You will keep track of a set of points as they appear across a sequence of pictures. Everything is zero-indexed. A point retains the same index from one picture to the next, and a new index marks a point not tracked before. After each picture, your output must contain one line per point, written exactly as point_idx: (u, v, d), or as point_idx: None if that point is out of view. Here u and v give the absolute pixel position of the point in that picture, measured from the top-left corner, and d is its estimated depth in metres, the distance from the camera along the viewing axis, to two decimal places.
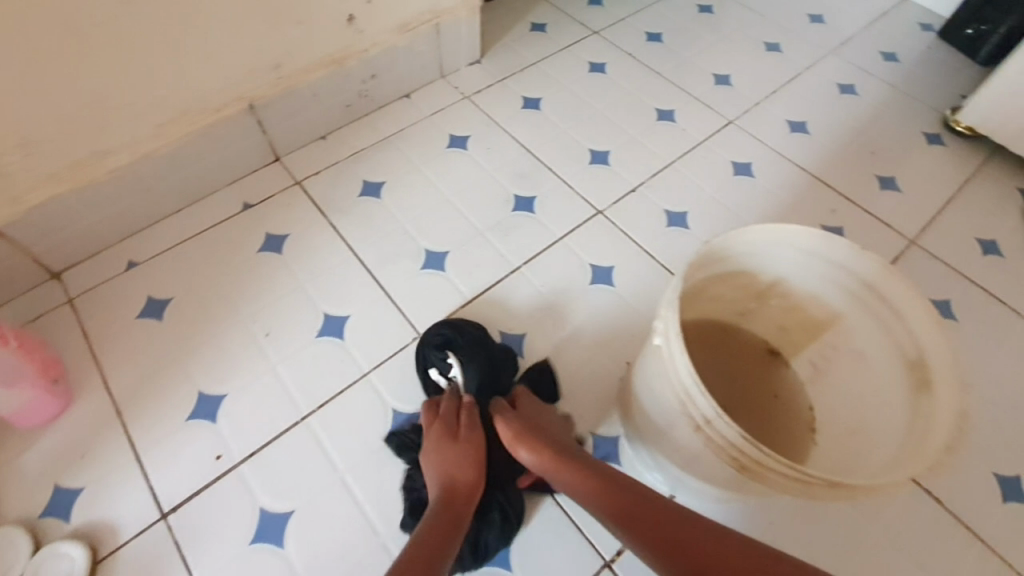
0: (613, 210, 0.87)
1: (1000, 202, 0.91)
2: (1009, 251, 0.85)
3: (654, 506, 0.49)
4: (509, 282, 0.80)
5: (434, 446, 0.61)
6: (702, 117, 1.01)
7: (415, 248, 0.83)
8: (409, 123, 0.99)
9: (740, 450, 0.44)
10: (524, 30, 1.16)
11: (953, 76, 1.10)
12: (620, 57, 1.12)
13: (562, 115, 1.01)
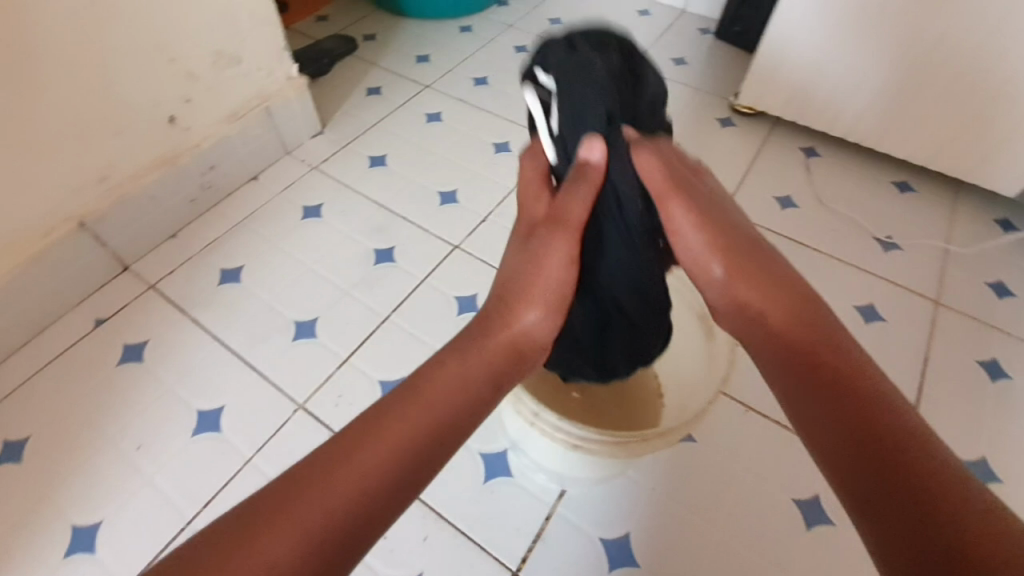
0: (468, 242, 0.95)
1: (786, 163, 1.08)
2: (800, 201, 1.01)
3: (828, 353, 0.39)
4: (379, 328, 0.83)
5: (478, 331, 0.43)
6: (534, 142, 1.12)
7: (283, 321, 0.84)
8: (261, 203, 1.01)
9: (564, 432, 0.51)
10: (360, 96, 1.24)
11: (732, 67, 1.30)
12: (452, 103, 1.22)
13: (408, 166, 1.08)
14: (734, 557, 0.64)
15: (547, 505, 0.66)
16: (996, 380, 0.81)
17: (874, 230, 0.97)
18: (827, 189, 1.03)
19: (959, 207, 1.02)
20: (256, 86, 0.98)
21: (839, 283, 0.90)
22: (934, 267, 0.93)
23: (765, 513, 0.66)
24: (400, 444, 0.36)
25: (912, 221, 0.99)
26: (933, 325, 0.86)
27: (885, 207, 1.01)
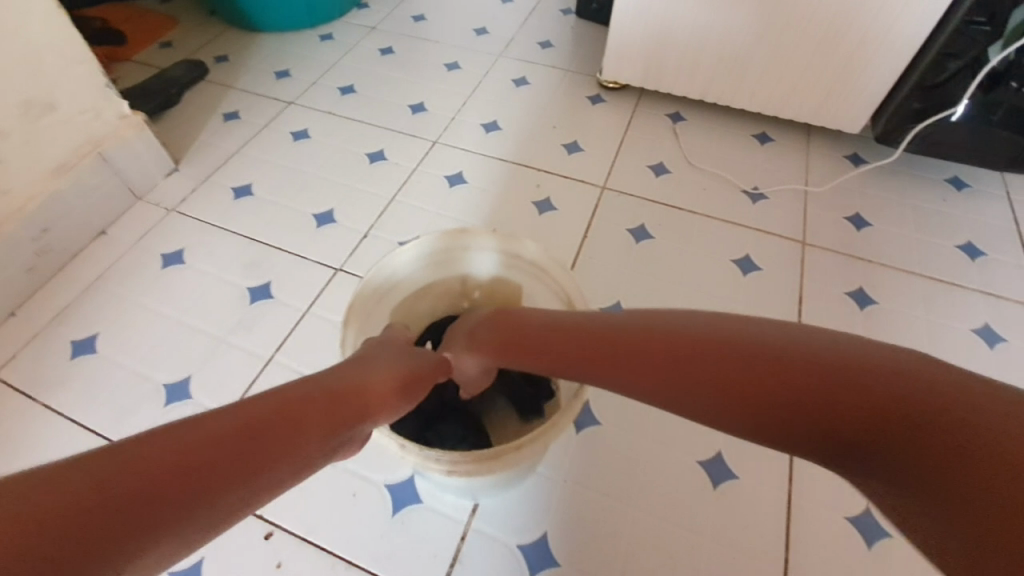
0: (350, 263, 0.91)
1: (657, 131, 1.11)
2: (673, 167, 1.05)
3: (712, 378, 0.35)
4: (264, 374, 0.78)
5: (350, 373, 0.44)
6: (409, 147, 1.09)
7: (151, 386, 0.76)
8: (114, 258, 0.91)
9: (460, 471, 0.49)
10: (217, 123, 1.14)
11: (598, 44, 1.31)
12: (319, 117, 1.15)
13: (278, 192, 1.01)
14: (646, 527, 0.66)
15: (461, 524, 0.66)
16: (862, 307, 0.88)
17: (742, 184, 1.02)
18: (695, 151, 1.08)
19: (814, 150, 1.09)
20: (84, 131, 0.88)
21: (716, 241, 0.94)
22: (798, 210, 0.99)
23: (670, 479, 0.69)
24: (265, 413, 0.35)
25: (775, 169, 1.05)
26: (804, 265, 0.92)
27: (749, 160, 1.06)
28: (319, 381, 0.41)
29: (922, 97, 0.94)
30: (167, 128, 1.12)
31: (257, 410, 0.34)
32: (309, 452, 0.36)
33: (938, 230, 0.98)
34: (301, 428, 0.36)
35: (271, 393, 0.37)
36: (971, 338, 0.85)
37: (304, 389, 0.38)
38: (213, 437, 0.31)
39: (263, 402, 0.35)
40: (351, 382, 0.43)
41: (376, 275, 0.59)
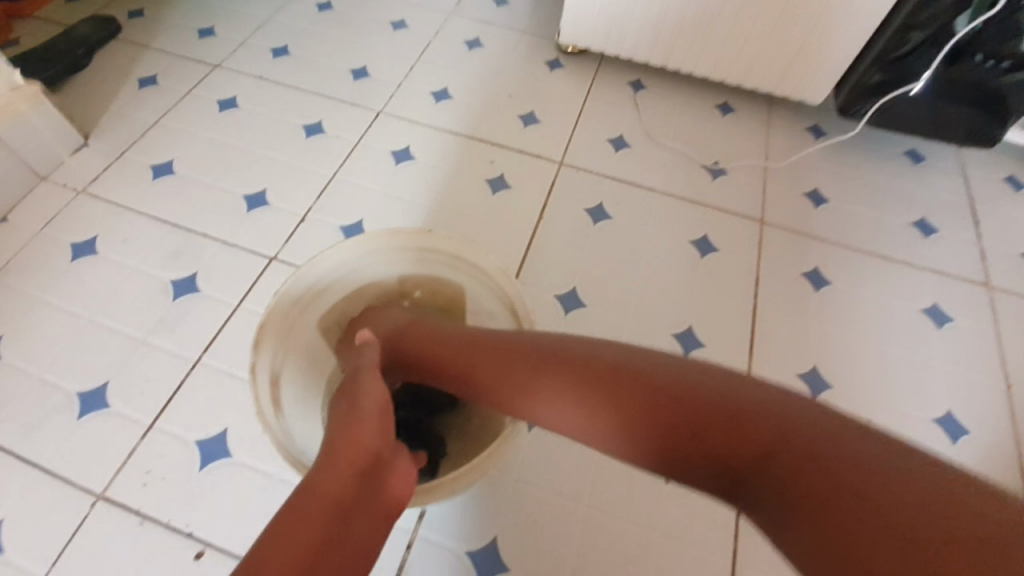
0: (286, 251, 0.84)
1: (617, 101, 1.05)
2: (633, 140, 1.00)
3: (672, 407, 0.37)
4: (191, 378, 0.72)
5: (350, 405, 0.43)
6: (352, 118, 1.00)
7: (64, 396, 0.70)
8: (15, 250, 0.82)
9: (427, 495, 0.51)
10: (131, 90, 1.01)
11: (558, 1, 1.22)
12: (250, 83, 1.04)
13: (203, 170, 0.91)
14: (597, 524, 0.65)
15: (407, 532, 0.63)
16: (818, 287, 0.87)
17: (703, 158, 0.98)
18: (656, 123, 1.03)
19: (776, 121, 1.05)
20: None
21: (676, 221, 0.91)
22: (759, 187, 0.96)
23: (622, 473, 0.68)
24: (291, 542, 0.30)
25: (737, 143, 1.01)
26: (762, 244, 0.90)
27: (711, 132, 1.02)
28: (333, 465, 0.35)
29: (882, 70, 0.90)
30: (72, 94, 0.99)
31: (277, 543, 0.31)
32: (354, 551, 0.33)
33: (894, 207, 0.97)
34: (335, 535, 0.32)
35: (285, 510, 0.32)
36: (920, 318, 0.86)
37: (316, 487, 0.34)
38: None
39: (282, 530, 0.31)
40: (358, 447, 0.37)
41: (288, 291, 0.56)
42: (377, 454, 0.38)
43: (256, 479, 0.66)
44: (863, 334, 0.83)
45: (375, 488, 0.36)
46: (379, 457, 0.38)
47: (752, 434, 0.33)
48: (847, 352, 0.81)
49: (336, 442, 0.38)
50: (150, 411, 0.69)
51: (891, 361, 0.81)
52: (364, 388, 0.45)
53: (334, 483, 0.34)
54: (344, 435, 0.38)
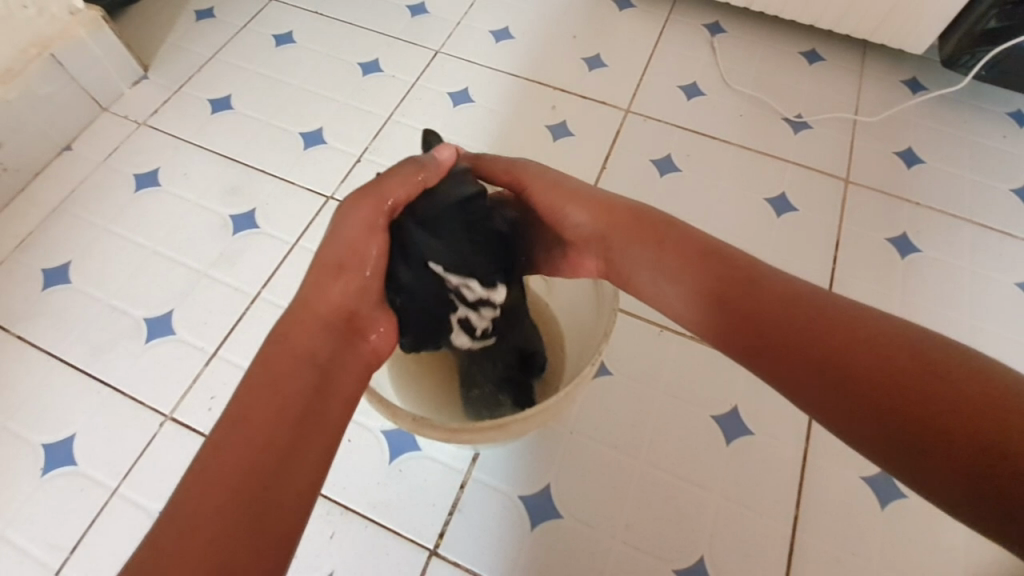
0: (343, 191, 0.82)
1: (691, 46, 0.97)
2: (707, 89, 0.93)
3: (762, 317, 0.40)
4: (252, 312, 0.72)
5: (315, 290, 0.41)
6: (409, 57, 0.95)
7: (130, 321, 0.72)
8: (81, 178, 0.83)
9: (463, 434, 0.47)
10: (188, 22, 0.98)
11: None
12: (305, 16, 0.99)
13: (259, 106, 0.90)
14: (653, 480, 0.63)
15: (460, 473, 0.63)
16: (904, 254, 0.80)
17: (783, 110, 0.91)
18: (733, 71, 0.94)
19: (868, 73, 0.95)
20: (27, 31, 0.76)
21: (749, 177, 0.85)
22: (845, 144, 0.88)
23: (681, 433, 0.65)
24: (264, 398, 0.37)
25: (822, 95, 0.93)
26: (843, 206, 0.83)
27: (794, 83, 0.93)
28: (301, 328, 0.40)
29: (1002, 17, 0.79)
30: (130, 24, 0.97)
31: (262, 399, 0.37)
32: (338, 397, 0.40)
33: (998, 169, 0.87)
34: (307, 386, 0.38)
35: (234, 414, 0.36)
36: (1017, 292, 0.78)
37: (287, 360, 0.39)
38: (244, 447, 0.35)
39: (235, 427, 0.36)
40: (302, 350, 0.40)
41: None
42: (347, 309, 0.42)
43: None
44: (950, 306, 0.77)
45: (316, 399, 0.38)
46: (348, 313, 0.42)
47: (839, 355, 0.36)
48: (931, 324, 0.75)
49: (301, 302, 0.41)
50: (212, 342, 0.70)
51: (979, 335, 0.75)
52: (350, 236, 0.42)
53: (300, 344, 0.40)
54: (315, 292, 0.41)
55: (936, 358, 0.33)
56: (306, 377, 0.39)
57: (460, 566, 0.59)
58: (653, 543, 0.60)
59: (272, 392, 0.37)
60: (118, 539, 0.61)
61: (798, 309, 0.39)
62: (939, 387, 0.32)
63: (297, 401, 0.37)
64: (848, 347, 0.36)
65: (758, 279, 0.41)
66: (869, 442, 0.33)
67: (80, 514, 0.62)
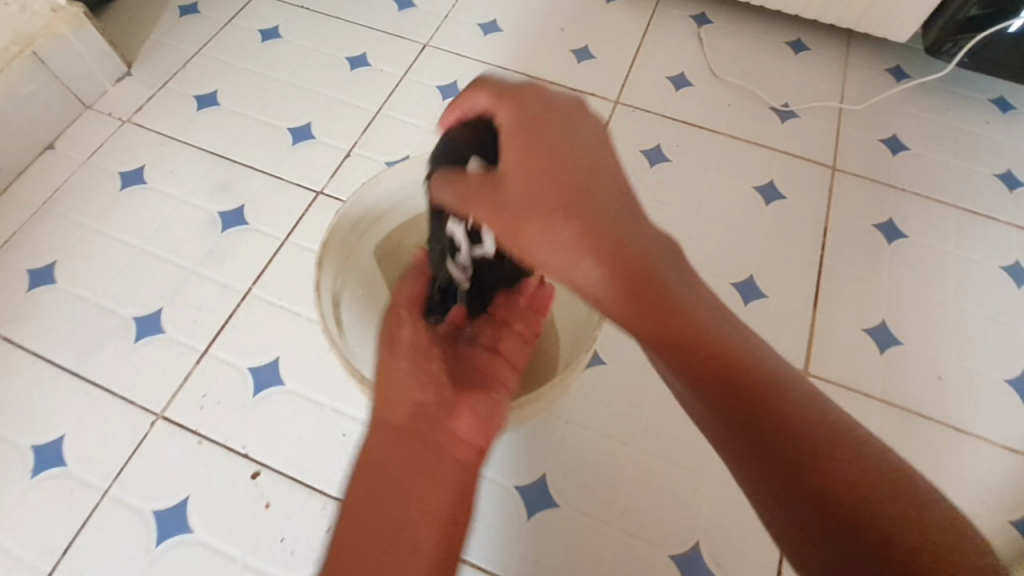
0: (332, 186, 0.81)
1: (679, 37, 0.97)
2: (696, 79, 0.93)
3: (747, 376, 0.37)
4: (241, 309, 0.72)
5: (393, 391, 0.43)
6: (397, 50, 0.95)
7: (119, 321, 0.71)
8: (66, 177, 0.82)
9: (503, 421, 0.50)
10: (172, 18, 0.97)
11: None
12: (291, 10, 0.99)
13: (246, 102, 0.89)
14: (649, 468, 0.63)
15: None
16: (891, 241, 0.81)
17: (771, 100, 0.91)
18: (721, 61, 0.95)
19: (854, 62, 0.96)
20: (9, 28, 0.75)
21: (738, 166, 0.85)
22: (832, 132, 0.89)
23: (677, 419, 0.66)
24: (366, 525, 0.38)
25: (809, 84, 0.93)
26: (830, 193, 0.84)
27: (781, 73, 0.94)
28: (369, 464, 0.41)
29: (982, 5, 0.80)
30: (114, 21, 0.96)
31: (356, 537, 0.37)
32: (426, 514, 0.38)
33: (982, 156, 0.88)
34: (406, 507, 0.38)
35: (350, 538, 0.38)
36: (1002, 275, 0.79)
37: (384, 467, 0.40)
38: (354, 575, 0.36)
39: (349, 550, 0.37)
40: (388, 463, 0.40)
41: (347, 212, 0.55)
42: (424, 408, 0.42)
43: (305, 407, 0.66)
44: (938, 291, 0.78)
45: (412, 503, 0.38)
46: (419, 411, 0.42)
47: (785, 441, 0.35)
48: (919, 309, 0.76)
49: (384, 415, 0.42)
50: (202, 342, 0.70)
51: (965, 318, 0.76)
52: (399, 330, 0.46)
53: (387, 458, 0.40)
54: (392, 405, 0.43)
55: (907, 495, 0.32)
56: (399, 495, 0.39)
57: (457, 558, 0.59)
58: (651, 530, 0.61)
59: (377, 515, 0.38)
60: (111, 540, 0.60)
61: (816, 438, 0.35)
62: (893, 507, 0.32)
63: (405, 521, 0.38)
64: (820, 453, 0.34)
65: (744, 356, 0.37)
66: (801, 532, 0.34)
67: (72, 515, 0.61)
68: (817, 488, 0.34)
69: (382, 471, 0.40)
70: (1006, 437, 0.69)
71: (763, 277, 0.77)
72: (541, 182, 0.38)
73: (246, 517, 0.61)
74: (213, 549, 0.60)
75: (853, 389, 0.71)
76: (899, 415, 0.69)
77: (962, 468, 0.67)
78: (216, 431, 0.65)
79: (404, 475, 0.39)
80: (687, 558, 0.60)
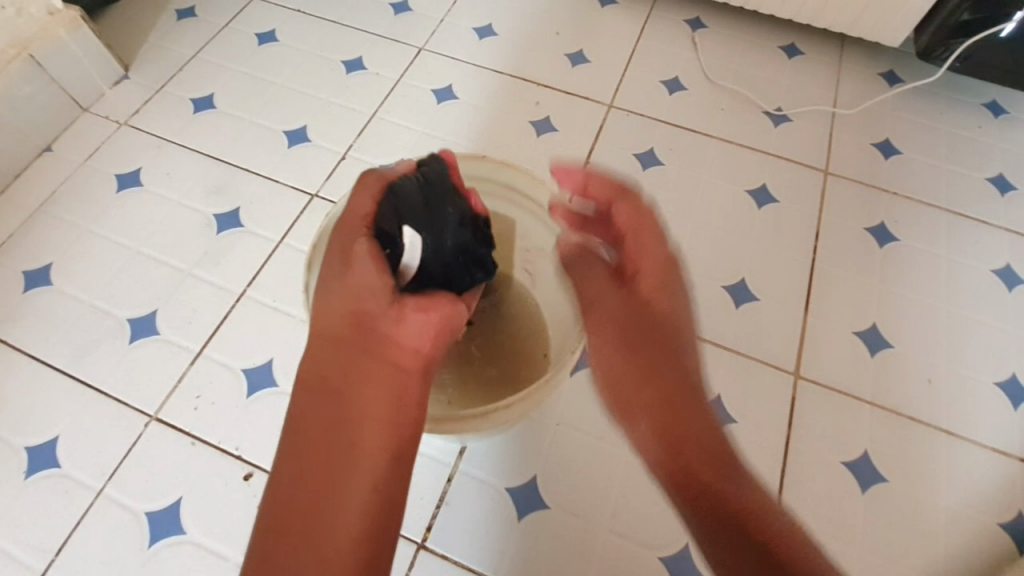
0: (326, 189, 0.82)
1: (673, 41, 0.98)
2: (689, 83, 0.94)
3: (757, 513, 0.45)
4: (235, 311, 0.72)
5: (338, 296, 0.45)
6: (393, 53, 0.95)
7: (114, 322, 0.71)
8: (63, 179, 0.82)
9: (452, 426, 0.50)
10: (169, 22, 0.97)
11: None
12: (288, 14, 0.99)
13: (242, 106, 0.89)
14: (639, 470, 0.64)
15: (448, 466, 0.63)
16: (882, 244, 0.81)
17: (764, 104, 0.92)
18: (715, 65, 0.96)
19: (846, 66, 0.97)
20: (6, 31, 0.76)
21: (731, 170, 0.86)
22: (825, 136, 0.90)
23: None
24: (306, 430, 0.40)
25: (802, 89, 0.94)
26: (822, 196, 0.84)
27: (774, 77, 0.95)
28: (312, 372, 0.43)
29: (974, 10, 0.81)
30: (112, 24, 0.96)
31: (296, 435, 0.40)
32: (368, 417, 0.41)
33: (974, 160, 0.89)
34: (345, 410, 0.41)
35: (291, 439, 0.39)
36: (994, 279, 0.79)
37: (326, 376, 0.42)
38: (298, 473, 0.38)
39: (292, 449, 0.39)
40: (328, 371, 0.42)
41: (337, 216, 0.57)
42: (360, 317, 0.45)
43: None
44: (929, 294, 0.78)
45: (351, 407, 0.41)
46: (355, 318, 0.45)
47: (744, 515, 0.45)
48: (910, 312, 0.77)
49: (321, 319, 0.45)
50: (196, 344, 0.70)
51: (956, 322, 0.76)
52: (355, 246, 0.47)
53: (327, 368, 0.43)
54: (329, 309, 0.45)
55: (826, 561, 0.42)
56: (342, 397, 0.41)
57: (447, 559, 0.60)
58: (641, 532, 0.61)
59: (311, 412, 0.40)
60: (104, 540, 0.61)
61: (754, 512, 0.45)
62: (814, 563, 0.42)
63: (343, 419, 0.40)
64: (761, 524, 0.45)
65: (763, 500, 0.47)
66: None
67: (66, 515, 0.61)
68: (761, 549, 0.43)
69: (323, 378, 0.42)
70: (996, 439, 0.69)
71: (755, 280, 0.78)
72: (644, 377, 0.55)
73: (237, 517, 0.62)
74: (205, 549, 0.60)
75: (844, 392, 0.71)
76: (889, 417, 0.70)
77: (952, 471, 0.67)
78: (209, 432, 0.65)
79: (346, 378, 0.42)
80: (677, 560, 0.60)
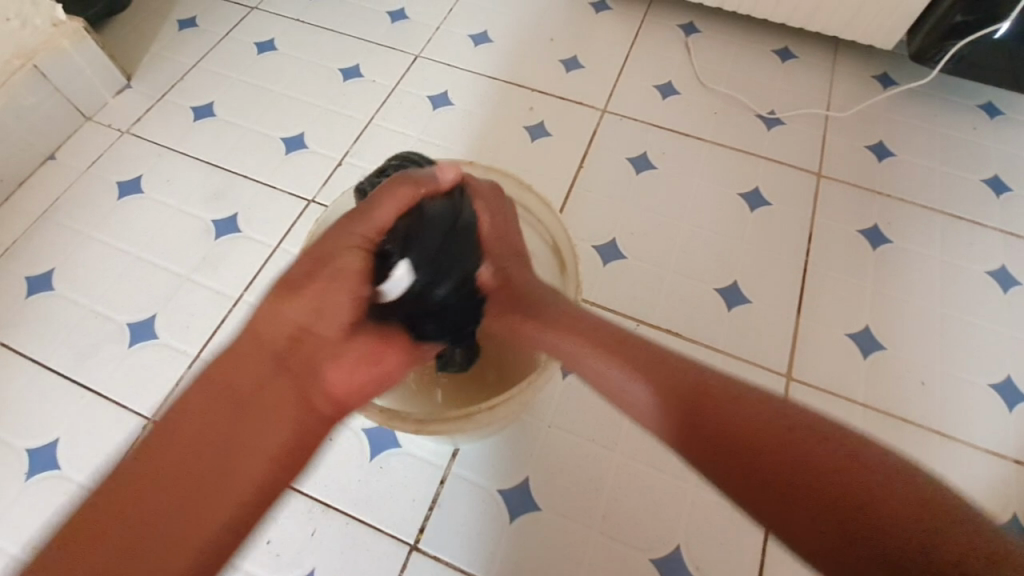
0: (322, 195, 0.83)
1: (666, 46, 0.99)
2: (683, 88, 0.94)
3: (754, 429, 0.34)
4: (231, 314, 0.74)
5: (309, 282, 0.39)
6: (390, 61, 0.97)
7: (114, 326, 0.73)
8: (66, 186, 0.84)
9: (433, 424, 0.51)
10: (171, 32, 0.99)
11: None
12: (287, 23, 1.01)
13: (242, 114, 0.91)
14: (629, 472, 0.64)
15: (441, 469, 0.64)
16: (876, 245, 0.81)
17: (757, 108, 0.92)
18: (709, 70, 0.96)
19: (840, 70, 0.97)
20: (10, 42, 0.78)
21: (724, 173, 0.86)
22: (818, 139, 0.90)
23: None
24: (196, 437, 0.34)
25: (795, 92, 0.94)
26: (815, 199, 0.85)
27: (768, 81, 0.95)
28: (228, 374, 0.36)
29: (965, 11, 0.81)
30: (115, 35, 0.98)
31: (176, 438, 0.34)
32: (258, 455, 0.35)
33: (967, 161, 0.89)
34: (244, 440, 0.35)
35: (169, 440, 0.34)
36: (988, 280, 0.79)
37: (243, 385, 0.36)
38: (164, 486, 0.32)
39: (172, 451, 0.33)
40: (249, 373, 0.37)
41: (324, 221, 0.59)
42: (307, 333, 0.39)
43: None
44: (923, 296, 0.78)
45: (252, 438, 0.35)
46: (301, 331, 0.39)
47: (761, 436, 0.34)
48: (904, 314, 0.77)
49: (264, 316, 0.39)
50: (194, 347, 0.71)
51: (949, 323, 0.76)
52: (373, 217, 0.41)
53: (245, 373, 0.36)
54: (286, 305, 0.38)
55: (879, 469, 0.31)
56: (256, 416, 0.36)
57: (439, 560, 0.60)
58: (631, 534, 0.61)
59: (207, 420, 0.34)
60: None
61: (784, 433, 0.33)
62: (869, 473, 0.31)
63: (245, 444, 0.35)
64: (791, 441, 0.33)
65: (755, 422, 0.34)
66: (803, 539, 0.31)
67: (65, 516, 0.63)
68: (805, 467, 0.32)
69: (233, 384, 0.36)
70: (990, 441, 0.69)
71: (747, 282, 0.78)
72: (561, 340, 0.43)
73: None
74: None
75: (837, 394, 0.71)
76: (881, 419, 0.70)
77: (944, 472, 0.67)
78: None
79: (266, 396, 0.36)
80: (667, 562, 0.60)
